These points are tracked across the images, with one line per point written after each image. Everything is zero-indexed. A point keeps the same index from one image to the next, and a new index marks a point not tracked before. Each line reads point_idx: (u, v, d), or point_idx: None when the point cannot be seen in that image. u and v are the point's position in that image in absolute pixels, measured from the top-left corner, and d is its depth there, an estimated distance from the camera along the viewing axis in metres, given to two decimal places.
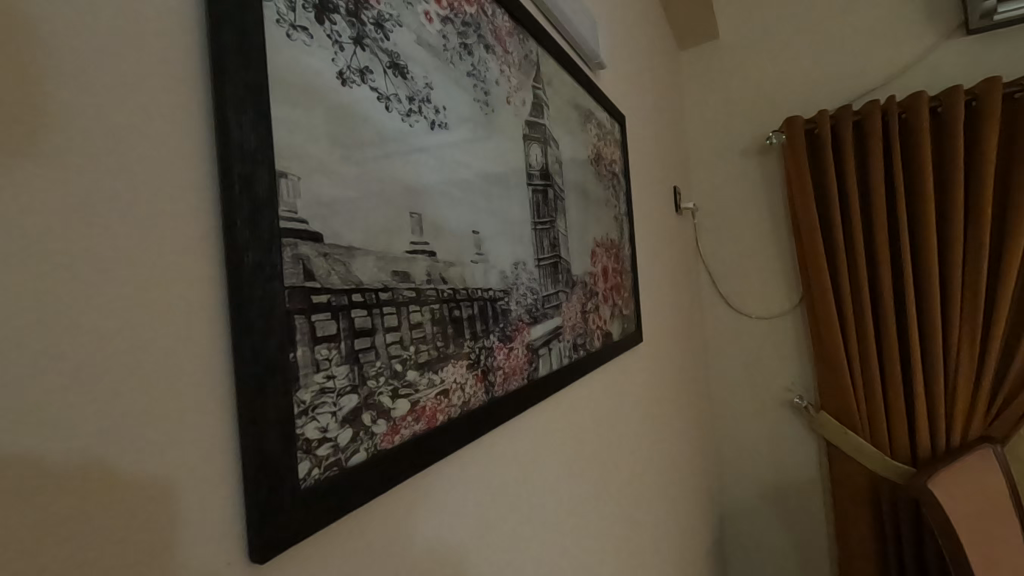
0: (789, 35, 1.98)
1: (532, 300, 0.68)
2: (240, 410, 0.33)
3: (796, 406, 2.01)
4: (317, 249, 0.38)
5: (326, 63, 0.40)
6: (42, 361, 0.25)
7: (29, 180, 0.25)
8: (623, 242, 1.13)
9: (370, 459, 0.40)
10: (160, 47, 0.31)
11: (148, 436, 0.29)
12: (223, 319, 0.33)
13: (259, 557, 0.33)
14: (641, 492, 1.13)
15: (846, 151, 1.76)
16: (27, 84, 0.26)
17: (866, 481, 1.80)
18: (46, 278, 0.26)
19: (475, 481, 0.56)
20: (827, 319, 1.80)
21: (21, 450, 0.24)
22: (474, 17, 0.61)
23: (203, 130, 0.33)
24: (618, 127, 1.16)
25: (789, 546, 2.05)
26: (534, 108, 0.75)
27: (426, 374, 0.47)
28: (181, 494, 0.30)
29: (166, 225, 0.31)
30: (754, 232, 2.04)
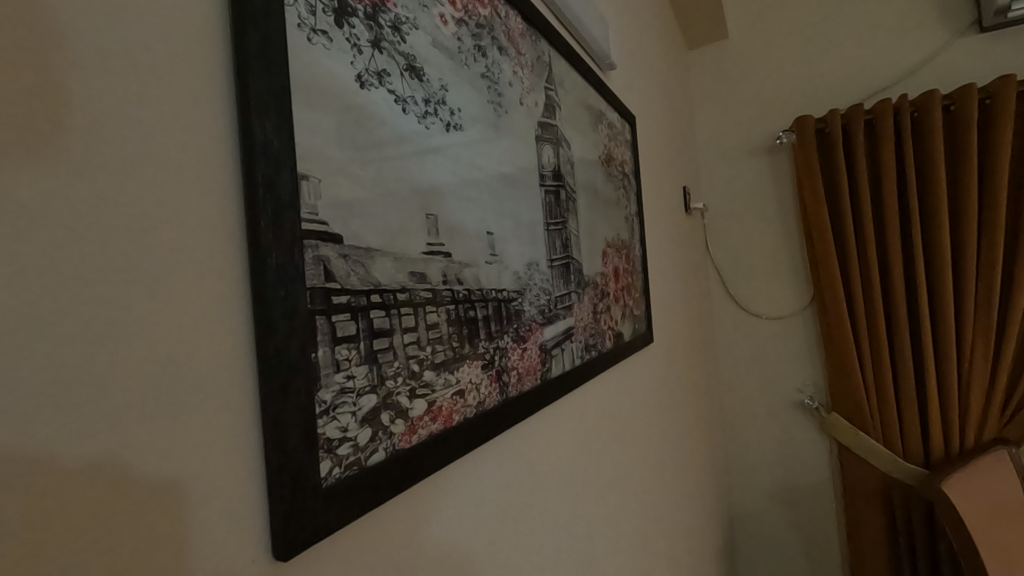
0: (800, 35, 1.97)
1: (545, 301, 0.68)
2: (264, 409, 0.33)
3: (806, 407, 2.00)
4: (337, 250, 0.38)
5: (345, 66, 0.41)
6: (69, 361, 0.25)
7: (56, 187, 0.26)
8: (634, 242, 1.12)
9: (389, 459, 0.41)
10: (186, 53, 0.32)
11: (176, 435, 0.29)
12: (247, 319, 0.34)
13: (282, 555, 0.33)
14: (651, 492, 1.13)
15: (857, 151, 1.75)
16: (60, 90, 0.26)
17: (879, 483, 1.78)
18: (73, 281, 0.26)
19: (489, 481, 0.56)
20: (839, 320, 1.79)
21: (55, 448, 0.25)
22: (487, 19, 0.61)
23: (226, 133, 0.33)
24: (629, 127, 1.16)
25: (800, 547, 2.04)
26: (546, 109, 0.75)
27: (442, 375, 0.47)
28: (207, 492, 0.30)
29: (190, 228, 0.31)
30: (764, 232, 2.03)
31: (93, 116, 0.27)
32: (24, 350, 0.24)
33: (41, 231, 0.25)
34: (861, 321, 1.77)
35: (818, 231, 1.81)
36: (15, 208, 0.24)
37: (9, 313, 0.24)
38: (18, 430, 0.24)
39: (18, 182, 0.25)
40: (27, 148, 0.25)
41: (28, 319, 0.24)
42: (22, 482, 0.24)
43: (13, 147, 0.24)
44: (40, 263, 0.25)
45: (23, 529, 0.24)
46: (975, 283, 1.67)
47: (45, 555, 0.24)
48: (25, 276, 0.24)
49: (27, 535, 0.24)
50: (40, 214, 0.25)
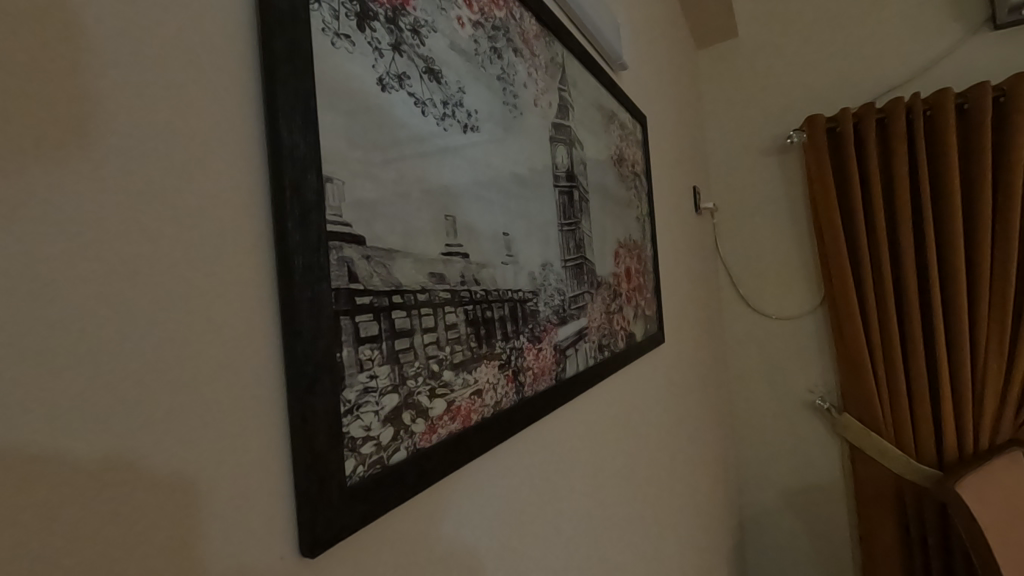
0: (811, 33, 1.96)
1: (559, 301, 0.68)
2: (291, 408, 0.34)
3: (817, 408, 1.99)
4: (360, 251, 0.39)
5: (367, 69, 0.41)
6: (97, 363, 0.26)
7: (85, 191, 0.26)
8: (645, 242, 1.12)
9: (410, 458, 0.41)
10: (214, 58, 0.32)
11: (207, 434, 0.30)
12: (274, 320, 0.34)
13: (309, 551, 0.34)
14: (663, 491, 1.13)
15: (869, 150, 1.74)
16: (94, 96, 0.27)
17: (891, 484, 1.76)
18: (101, 283, 0.26)
19: (506, 481, 0.57)
20: (850, 320, 1.77)
21: (94, 447, 0.25)
22: (503, 21, 0.61)
23: (253, 137, 0.34)
24: (640, 127, 1.16)
25: (810, 549, 2.02)
26: (560, 110, 0.76)
27: (461, 374, 0.48)
28: (236, 490, 0.31)
29: (218, 230, 0.32)
30: (774, 232, 2.02)
31: (121, 120, 0.28)
32: (55, 353, 0.24)
33: (72, 233, 0.25)
34: (872, 320, 1.76)
35: (829, 230, 1.80)
36: (44, 212, 0.25)
37: (43, 316, 0.24)
38: (51, 431, 0.24)
39: (50, 186, 0.25)
40: (56, 152, 0.25)
41: (60, 321, 0.25)
42: (54, 484, 0.24)
43: (43, 151, 0.25)
44: (72, 265, 0.25)
45: (55, 529, 0.24)
46: (989, 282, 1.65)
47: (75, 556, 0.24)
48: (57, 279, 0.25)
49: (58, 535, 0.24)
50: (72, 218, 0.25)
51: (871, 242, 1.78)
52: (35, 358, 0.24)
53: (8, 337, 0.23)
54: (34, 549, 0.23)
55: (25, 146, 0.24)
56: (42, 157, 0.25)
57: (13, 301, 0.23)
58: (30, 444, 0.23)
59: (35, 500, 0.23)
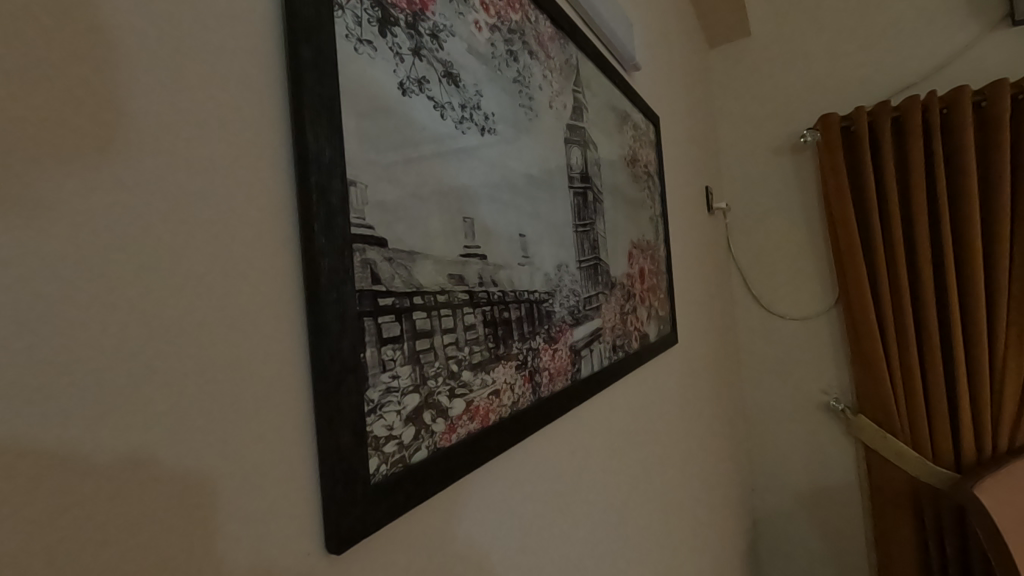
0: (824, 31, 1.94)
1: (574, 302, 0.69)
2: (318, 408, 0.35)
3: (831, 409, 1.97)
4: (382, 253, 0.39)
5: (388, 74, 0.42)
6: (126, 365, 0.26)
7: (114, 196, 0.26)
8: (659, 242, 1.12)
9: (431, 457, 0.42)
10: (241, 64, 0.33)
11: (236, 433, 0.31)
12: (301, 321, 0.35)
13: (335, 548, 0.35)
14: (677, 492, 1.13)
15: (885, 149, 1.72)
16: (129, 103, 0.27)
17: (907, 486, 1.74)
18: (131, 285, 0.27)
19: (522, 480, 0.57)
20: (865, 320, 1.75)
21: (132, 444, 0.26)
22: (519, 24, 0.62)
23: (280, 142, 0.35)
24: (653, 128, 1.16)
25: (825, 551, 2.01)
26: (575, 111, 0.76)
27: (479, 375, 0.48)
28: (265, 488, 0.32)
29: (247, 234, 0.32)
30: (787, 231, 2.01)
31: (147, 126, 0.28)
32: (87, 355, 0.25)
33: (102, 237, 0.26)
34: (888, 320, 1.74)
35: (844, 230, 1.78)
36: (78, 216, 0.25)
37: (77, 319, 0.25)
38: (86, 431, 0.25)
39: (82, 192, 0.25)
40: (86, 157, 0.26)
41: (92, 324, 0.25)
42: (87, 483, 0.25)
43: (74, 157, 0.25)
44: (102, 269, 0.26)
45: (90, 527, 0.25)
46: (1008, 282, 1.63)
47: (110, 555, 0.25)
48: (90, 283, 0.25)
49: (92, 534, 0.25)
50: (102, 221, 0.26)
51: (887, 242, 1.76)
52: (68, 361, 0.24)
53: (43, 341, 0.24)
54: (68, 548, 0.24)
55: (57, 153, 0.25)
56: (73, 161, 0.25)
57: (46, 304, 0.24)
58: (64, 445, 0.24)
59: (67, 500, 0.24)
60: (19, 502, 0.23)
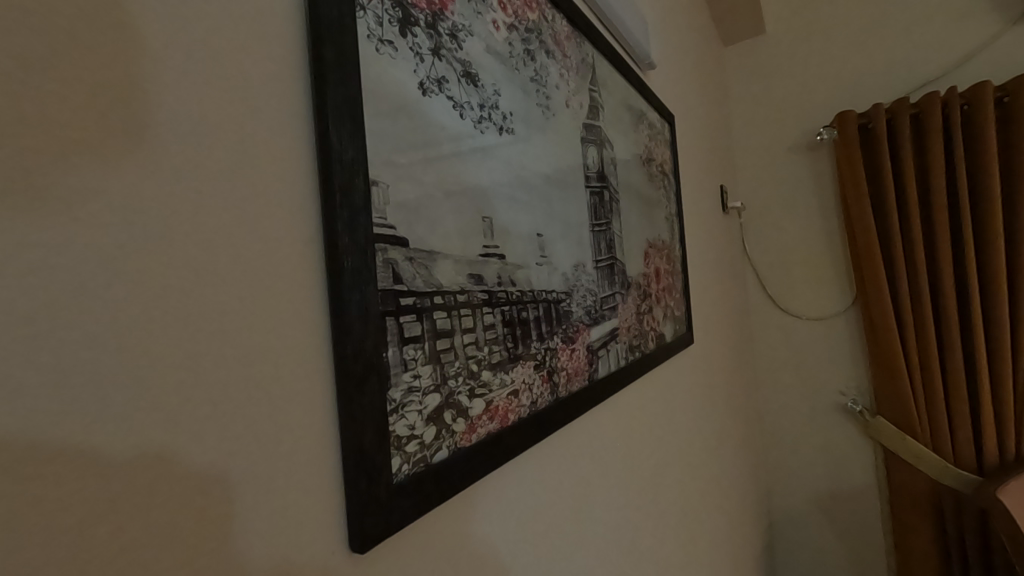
0: (841, 28, 1.92)
1: (591, 302, 0.68)
2: (341, 406, 0.35)
3: (848, 410, 1.94)
4: (404, 253, 0.40)
5: (409, 74, 0.42)
6: (155, 365, 0.27)
7: (139, 196, 0.27)
8: (674, 242, 1.12)
9: (452, 456, 0.42)
10: (265, 65, 0.33)
11: (261, 432, 0.31)
12: (324, 322, 0.35)
13: (358, 547, 0.35)
14: (693, 493, 1.12)
15: (904, 146, 1.69)
16: (154, 106, 0.28)
17: (927, 488, 1.71)
18: (156, 284, 0.27)
19: (541, 481, 0.57)
20: (883, 320, 1.73)
21: (158, 445, 0.26)
22: (535, 23, 0.62)
23: (303, 142, 0.35)
24: (668, 127, 1.15)
25: (843, 555, 1.98)
26: (591, 110, 0.76)
27: (498, 375, 0.48)
28: (289, 487, 0.32)
29: (273, 234, 0.33)
30: (803, 231, 1.99)
31: (171, 127, 0.28)
32: (118, 357, 0.25)
33: (130, 237, 0.26)
34: (907, 320, 1.71)
35: (862, 228, 1.75)
36: (104, 216, 0.25)
37: (104, 319, 0.25)
38: (113, 431, 0.25)
39: (108, 191, 0.26)
40: (111, 157, 0.26)
41: (118, 323, 0.25)
42: (114, 484, 0.25)
43: (100, 156, 0.26)
44: (128, 270, 0.26)
45: (117, 526, 0.25)
46: None
47: (136, 554, 0.25)
48: (116, 285, 0.26)
49: (120, 533, 0.25)
50: (128, 221, 0.26)
51: (906, 241, 1.73)
52: (94, 361, 0.25)
53: (70, 342, 0.24)
54: (98, 548, 0.24)
55: (81, 153, 0.25)
56: (99, 161, 0.25)
57: (73, 305, 0.24)
58: (97, 445, 0.24)
59: (97, 499, 0.24)
60: (48, 503, 0.23)
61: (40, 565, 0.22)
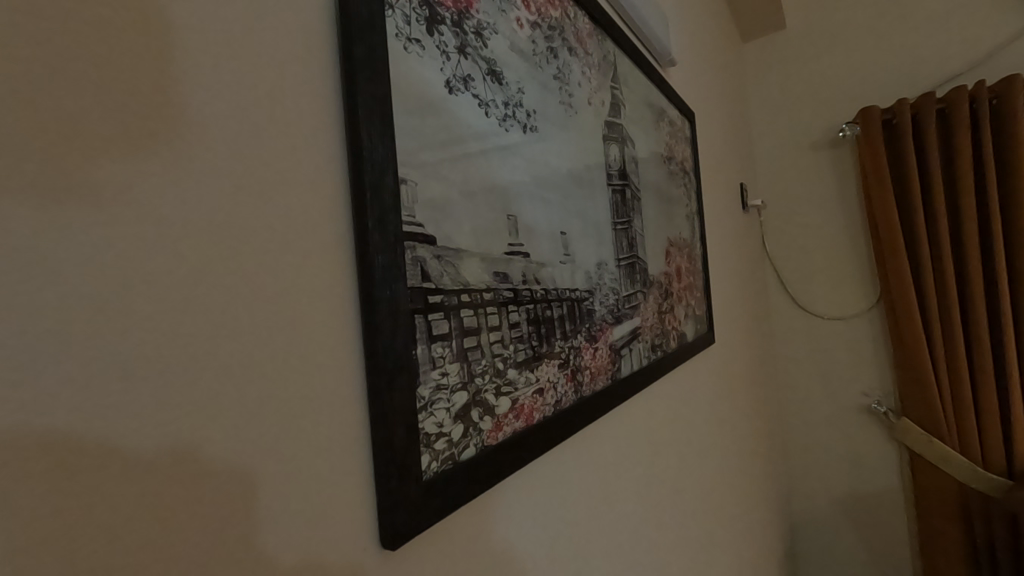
0: (864, 22, 1.88)
1: (614, 300, 0.68)
2: (372, 403, 0.35)
3: (872, 411, 1.90)
4: (431, 251, 0.40)
5: (435, 73, 0.42)
6: (193, 363, 0.27)
7: (172, 194, 0.27)
8: (695, 241, 1.10)
9: (479, 454, 0.42)
10: (296, 64, 0.34)
11: (293, 429, 0.31)
12: (355, 319, 0.35)
13: (389, 544, 0.35)
14: (715, 493, 1.11)
15: (930, 141, 1.65)
16: (185, 106, 0.28)
17: (956, 491, 1.67)
18: (193, 283, 0.27)
19: (565, 479, 0.57)
20: (909, 319, 1.69)
21: (194, 440, 0.27)
22: (558, 21, 0.62)
23: (334, 141, 0.35)
24: (689, 124, 1.14)
25: (867, 560, 1.95)
26: (612, 109, 0.75)
27: (524, 373, 0.48)
28: (320, 483, 0.32)
29: (306, 231, 0.33)
30: (825, 230, 1.95)
31: (202, 123, 0.28)
32: (158, 354, 0.26)
33: (168, 237, 0.27)
34: (934, 319, 1.67)
35: (886, 225, 1.71)
36: (139, 213, 0.26)
37: (138, 318, 0.25)
38: (147, 427, 0.25)
39: (147, 190, 0.26)
40: (145, 154, 0.26)
41: (150, 320, 0.26)
42: (146, 480, 0.25)
43: (135, 153, 0.26)
44: (160, 267, 0.26)
45: (149, 522, 0.25)
46: None
47: (167, 552, 0.25)
48: (151, 282, 0.26)
49: (153, 528, 0.25)
50: (161, 219, 0.26)
51: (933, 238, 1.69)
52: (125, 358, 0.25)
53: (103, 339, 0.24)
54: (136, 545, 0.24)
55: (116, 148, 0.25)
56: (133, 156, 0.26)
57: (106, 303, 0.24)
58: (137, 440, 0.25)
59: (138, 494, 0.25)
60: (82, 500, 0.23)
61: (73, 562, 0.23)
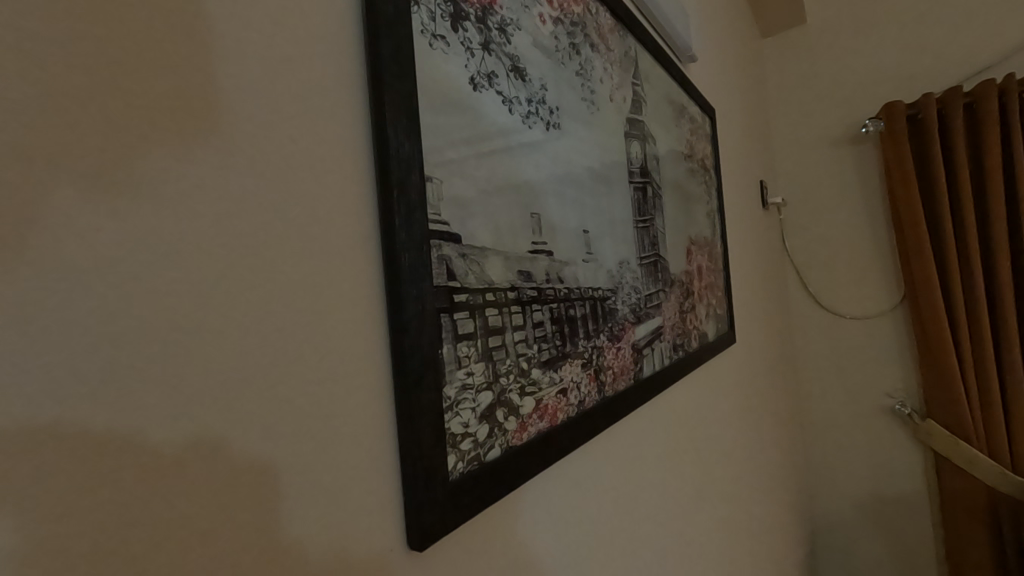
0: (887, 16, 1.84)
1: (636, 300, 0.67)
2: (399, 403, 0.35)
3: (896, 413, 1.86)
4: (457, 249, 0.39)
5: (460, 69, 0.42)
6: (226, 364, 0.27)
7: (207, 193, 0.27)
8: (716, 239, 1.09)
9: (504, 454, 0.42)
10: (324, 61, 0.34)
11: (322, 429, 0.31)
12: (381, 319, 0.35)
13: (417, 546, 0.35)
14: (736, 495, 1.09)
15: (957, 137, 1.61)
16: (216, 107, 0.28)
17: (983, 495, 1.63)
18: (225, 284, 0.27)
19: (587, 481, 0.56)
20: (935, 319, 1.65)
21: (229, 440, 0.27)
22: (580, 16, 0.61)
23: (361, 140, 0.35)
24: (709, 121, 1.13)
25: (890, 563, 1.91)
26: (633, 105, 0.74)
27: (547, 373, 0.47)
28: (348, 484, 0.32)
29: (334, 230, 0.33)
30: (848, 228, 1.92)
31: (234, 123, 0.28)
32: (196, 353, 0.26)
33: (203, 238, 0.27)
34: (961, 318, 1.63)
35: (911, 223, 1.67)
36: (171, 209, 0.26)
37: (169, 315, 0.25)
38: (183, 427, 0.25)
39: (183, 191, 0.26)
40: (181, 154, 0.26)
41: (180, 318, 0.26)
42: (180, 478, 0.25)
43: (172, 153, 0.26)
44: (191, 264, 0.26)
45: (185, 522, 0.25)
46: None
47: (199, 549, 0.25)
48: (186, 283, 0.26)
49: (188, 528, 0.25)
50: (196, 220, 0.26)
51: (960, 236, 1.65)
52: (162, 357, 0.25)
53: (134, 336, 0.24)
54: (171, 546, 0.25)
55: (151, 144, 0.25)
56: (168, 154, 0.26)
57: (138, 299, 0.24)
58: (173, 440, 0.25)
59: (173, 493, 0.25)
60: (119, 502, 0.23)
61: (106, 562, 0.23)
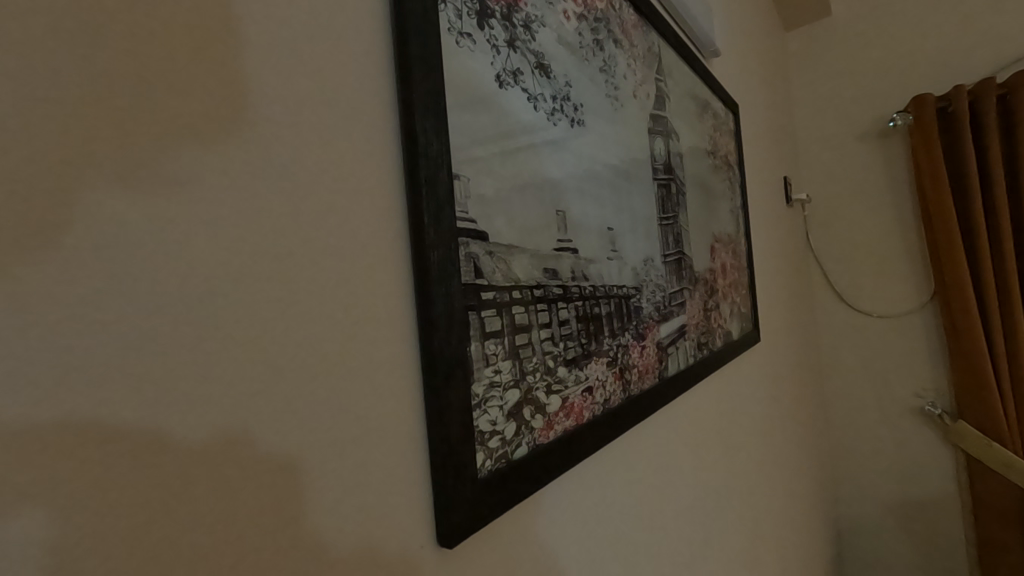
0: (916, 7, 1.79)
1: (660, 297, 0.66)
2: (428, 401, 0.35)
3: (926, 414, 1.82)
4: (484, 247, 0.39)
5: (486, 67, 0.42)
6: (262, 362, 0.28)
7: (242, 195, 0.28)
8: (740, 236, 1.07)
9: (532, 452, 0.42)
10: (354, 62, 0.34)
11: (353, 426, 0.31)
12: (410, 316, 0.35)
13: (447, 542, 0.35)
14: (761, 496, 1.07)
15: (990, 130, 1.56)
16: (250, 111, 0.28)
17: (1018, 499, 1.58)
18: (259, 284, 0.28)
19: (612, 481, 0.55)
20: (967, 317, 1.60)
21: (265, 438, 0.27)
22: (603, 12, 0.60)
23: (390, 138, 0.35)
24: (732, 117, 1.11)
25: (920, 568, 1.86)
26: (657, 101, 0.73)
27: (573, 371, 0.47)
28: (379, 480, 0.32)
29: (364, 229, 0.33)
30: (875, 224, 1.87)
31: (266, 127, 0.29)
32: (232, 352, 0.27)
33: (239, 240, 0.27)
34: (995, 316, 1.58)
35: (941, 219, 1.63)
36: (204, 210, 0.26)
37: (205, 315, 0.26)
38: (221, 424, 0.26)
39: (218, 193, 0.27)
40: (217, 157, 0.27)
41: (216, 317, 0.26)
42: (219, 473, 0.26)
43: (208, 157, 0.26)
44: (228, 265, 0.27)
45: (223, 515, 0.26)
46: None
47: (237, 543, 0.26)
48: (222, 283, 0.26)
49: (225, 521, 0.26)
50: (231, 221, 0.27)
51: (993, 232, 1.60)
52: (201, 356, 0.25)
53: (173, 335, 0.25)
54: (210, 540, 0.25)
55: (188, 148, 0.26)
56: (205, 159, 0.26)
57: (177, 300, 0.25)
58: (212, 437, 0.26)
59: (210, 488, 0.25)
60: (161, 496, 0.24)
61: (142, 558, 0.23)
